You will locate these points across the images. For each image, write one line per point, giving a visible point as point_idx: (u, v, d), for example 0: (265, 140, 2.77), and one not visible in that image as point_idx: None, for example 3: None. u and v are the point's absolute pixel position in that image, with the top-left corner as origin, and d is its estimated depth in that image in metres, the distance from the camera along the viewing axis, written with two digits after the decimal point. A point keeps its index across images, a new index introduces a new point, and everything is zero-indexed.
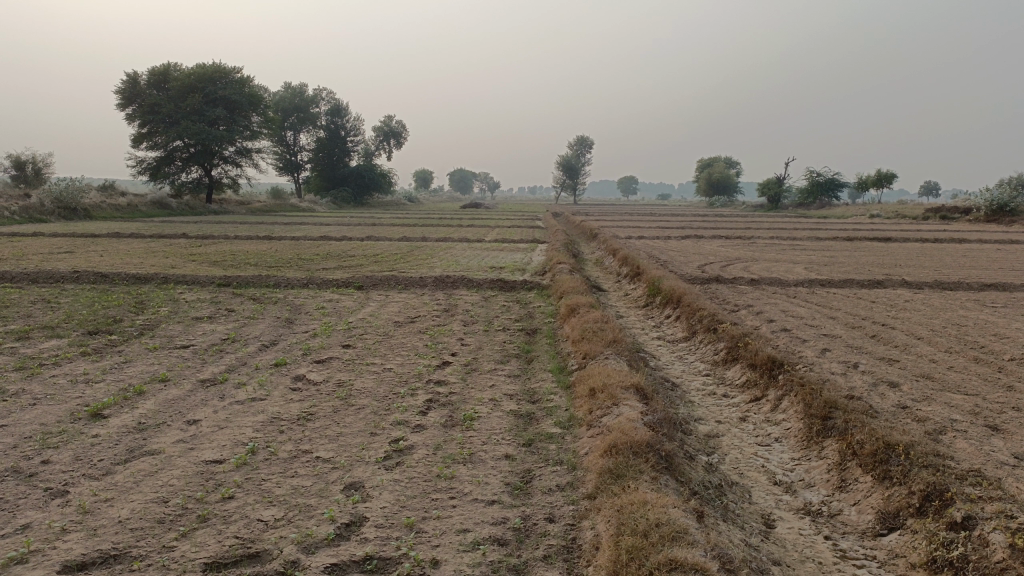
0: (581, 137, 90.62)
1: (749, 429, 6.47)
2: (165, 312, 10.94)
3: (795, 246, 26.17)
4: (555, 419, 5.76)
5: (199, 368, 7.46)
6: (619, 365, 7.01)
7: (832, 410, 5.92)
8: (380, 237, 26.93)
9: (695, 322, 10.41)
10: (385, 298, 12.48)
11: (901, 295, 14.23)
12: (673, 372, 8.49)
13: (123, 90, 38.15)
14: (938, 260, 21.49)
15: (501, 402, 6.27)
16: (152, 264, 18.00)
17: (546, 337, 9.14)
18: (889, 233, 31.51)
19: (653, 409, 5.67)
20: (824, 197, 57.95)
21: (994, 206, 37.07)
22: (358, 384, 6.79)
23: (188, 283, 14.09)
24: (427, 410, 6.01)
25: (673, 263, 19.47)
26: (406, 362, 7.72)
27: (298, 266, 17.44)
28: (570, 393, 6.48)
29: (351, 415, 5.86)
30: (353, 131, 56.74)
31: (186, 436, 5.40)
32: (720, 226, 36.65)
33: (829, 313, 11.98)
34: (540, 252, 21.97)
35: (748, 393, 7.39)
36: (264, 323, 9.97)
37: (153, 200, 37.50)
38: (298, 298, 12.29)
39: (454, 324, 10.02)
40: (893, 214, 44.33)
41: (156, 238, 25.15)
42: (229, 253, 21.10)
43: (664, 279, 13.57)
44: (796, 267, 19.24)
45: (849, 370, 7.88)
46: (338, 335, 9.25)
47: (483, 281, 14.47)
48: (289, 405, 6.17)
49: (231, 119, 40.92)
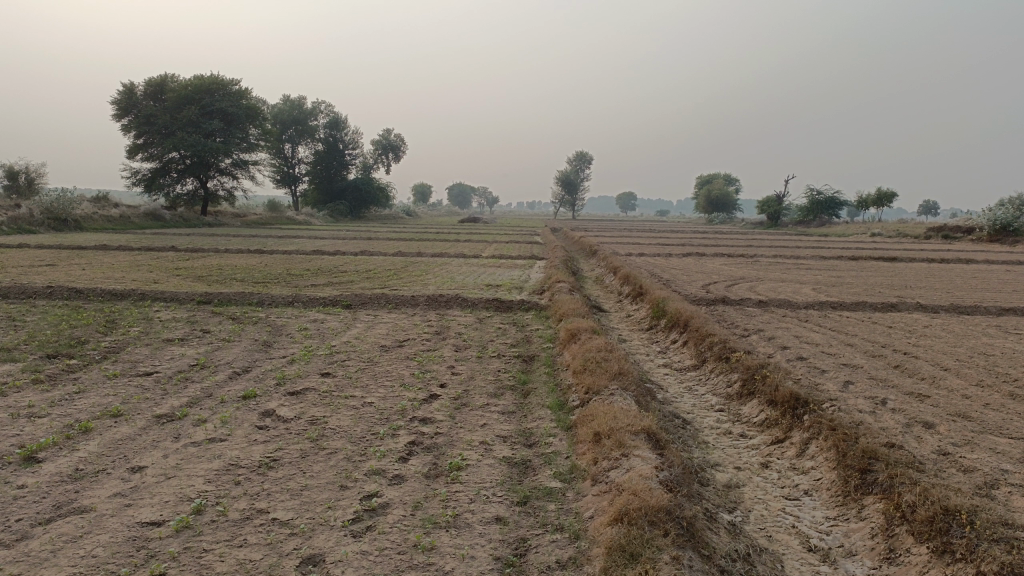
0: (581, 152, 90.71)
1: (773, 478, 5.74)
2: (136, 333, 10.18)
3: (799, 265, 25.50)
4: (554, 469, 5.01)
5: (158, 400, 6.71)
6: (626, 403, 6.28)
7: (871, 461, 5.19)
8: (375, 252, 26.25)
9: (704, 349, 9.70)
10: (373, 318, 11.73)
11: (918, 319, 13.51)
12: (683, 406, 7.74)
13: (119, 100, 37.60)
14: (948, 282, 20.78)
15: (493, 446, 5.52)
16: (133, 278, 17.20)
17: (544, 365, 8.41)
18: (894, 253, 30.79)
19: (668, 461, 4.91)
20: (825, 215, 57.32)
21: (998, 225, 36.46)
22: (332, 422, 6.04)
23: (166, 300, 13.34)
24: (408, 456, 5.26)
25: (677, 283, 18.78)
26: (389, 395, 6.95)
27: (287, 283, 16.71)
28: (571, 436, 5.72)
29: (321, 462, 5.11)
30: (351, 144, 56.13)
31: (125, 489, 4.65)
32: (721, 244, 35.94)
33: (846, 340, 11.25)
34: (538, 269, 21.26)
35: (768, 434, 6.66)
36: (240, 347, 9.21)
37: (147, 212, 36.76)
38: (280, 318, 11.52)
39: (445, 350, 9.26)
40: (894, 233, 43.69)
41: (145, 251, 24.41)
42: (216, 267, 20.32)
43: (670, 300, 12.84)
44: (804, 288, 18.52)
45: (879, 409, 7.13)
46: (317, 361, 8.51)
47: (478, 300, 13.73)
48: (251, 448, 5.40)
49: (228, 131, 40.24)
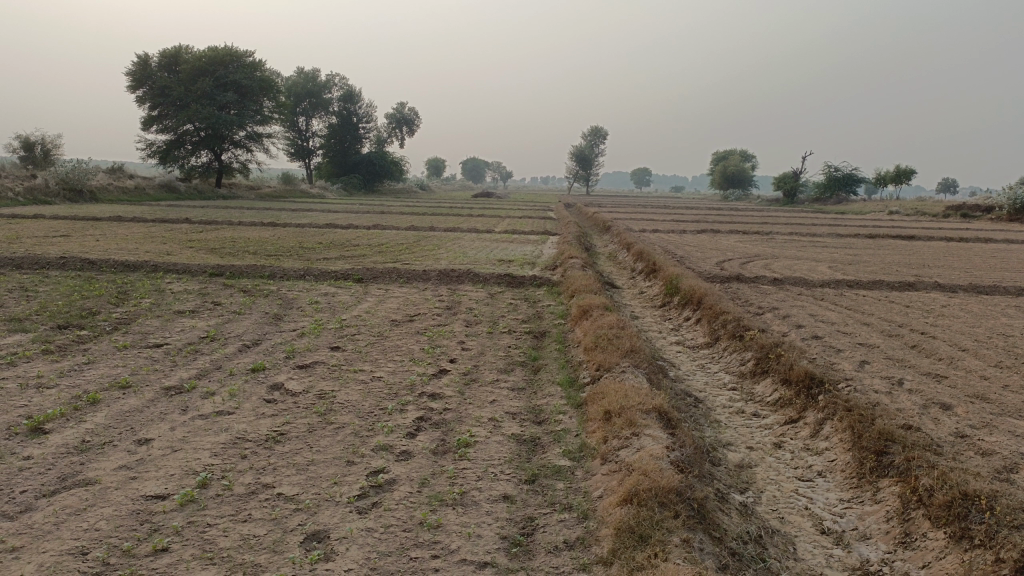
0: (596, 127, 89.92)
1: (786, 459, 5.66)
2: (147, 304, 10.16)
3: (815, 242, 25.21)
4: (563, 447, 4.94)
5: (167, 372, 6.69)
6: (637, 381, 6.19)
7: (888, 443, 5.08)
8: (388, 226, 26.19)
9: (718, 327, 9.58)
10: (384, 292, 11.67)
11: (936, 299, 13.32)
12: (695, 385, 7.65)
13: (134, 72, 37.48)
14: (967, 261, 20.49)
15: (502, 423, 5.45)
16: (146, 250, 17.21)
17: (555, 341, 8.33)
18: (912, 231, 30.39)
19: (679, 440, 4.83)
20: (842, 192, 56.65)
21: (1018, 205, 35.92)
22: (341, 397, 5.99)
23: (178, 272, 13.34)
24: (416, 432, 5.20)
25: (691, 259, 18.60)
26: (398, 370, 6.90)
27: (299, 256, 16.67)
28: (581, 414, 5.64)
29: (328, 437, 5.06)
30: (365, 117, 55.88)
31: (131, 461, 4.63)
32: (737, 221, 35.60)
33: (862, 319, 11.09)
34: (552, 244, 21.12)
35: (782, 414, 6.56)
36: (250, 320, 9.17)
37: (162, 183, 36.79)
38: (291, 291, 11.49)
39: (456, 325, 9.19)
40: (912, 212, 43.13)
41: (159, 223, 24.45)
42: (229, 239, 20.32)
43: (683, 277, 12.70)
44: (820, 266, 18.30)
45: (895, 390, 7.00)
46: (327, 334, 8.46)
47: (490, 275, 13.63)
48: (258, 422, 5.36)
49: (242, 103, 40.08)
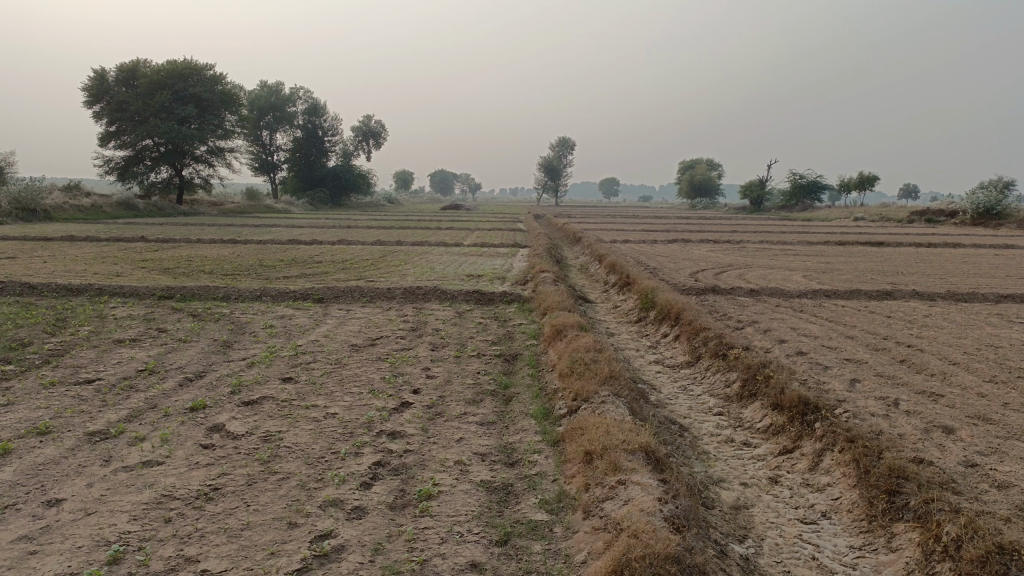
0: (563, 138, 89.64)
1: (785, 497, 5.12)
2: (85, 333, 9.38)
3: (787, 250, 24.94)
4: (539, 497, 4.34)
5: (94, 414, 5.97)
6: (619, 413, 5.61)
7: (901, 481, 4.57)
8: (353, 241, 25.43)
9: (698, 344, 9.09)
10: (344, 314, 10.98)
11: (916, 308, 12.96)
12: (678, 410, 7.09)
13: (90, 86, 36.27)
14: (940, 267, 20.32)
15: (470, 468, 4.83)
16: (95, 272, 16.29)
17: (527, 366, 7.74)
18: (881, 237, 30.27)
19: (672, 487, 4.25)
20: (807, 199, 56.93)
21: (981, 209, 36.20)
22: (288, 439, 5.33)
23: (125, 296, 12.51)
24: (371, 482, 4.57)
25: (664, 271, 18.18)
26: (355, 404, 6.24)
27: (257, 275, 15.89)
28: (559, 454, 5.05)
29: (269, 492, 4.40)
30: (331, 131, 55.04)
31: (34, 530, 3.93)
32: (706, 229, 35.51)
33: (846, 332, 10.65)
34: (522, 257, 20.57)
35: (775, 443, 6.03)
36: (196, 348, 8.46)
37: (120, 201, 35.58)
38: (245, 314, 10.76)
39: (421, 349, 8.56)
40: (877, 217, 43.36)
41: (114, 242, 23.43)
42: (185, 258, 19.43)
43: (659, 290, 12.20)
44: (794, 275, 17.96)
45: (894, 412, 6.52)
46: (280, 363, 7.79)
47: (458, 292, 13.01)
48: (190, 474, 4.68)
49: (202, 117, 39.05)
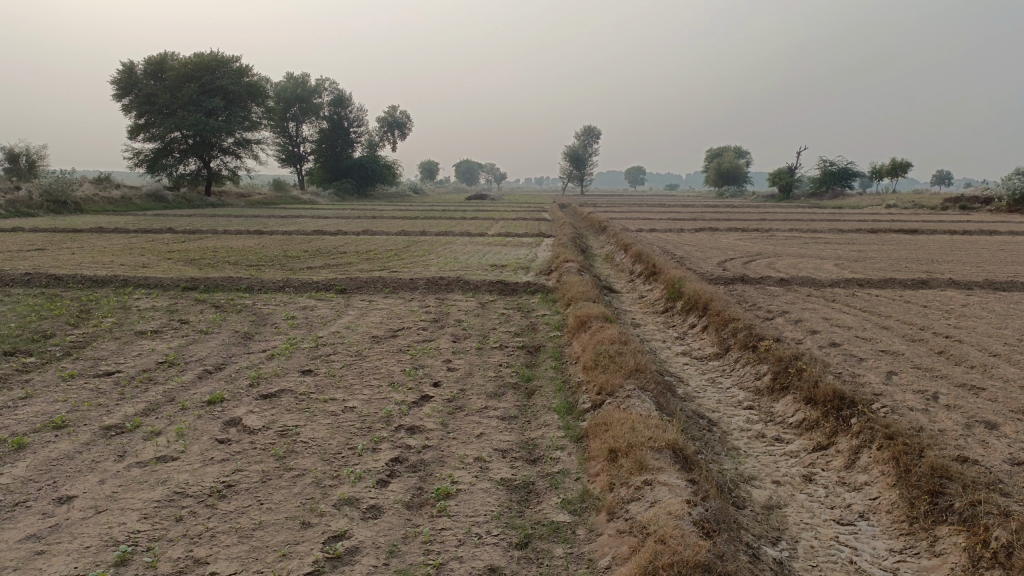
0: (589, 126, 89.06)
1: (819, 496, 4.90)
2: (107, 325, 9.35)
3: (817, 239, 24.48)
4: (562, 496, 4.17)
5: (111, 408, 5.89)
6: (645, 408, 5.41)
7: (944, 482, 4.32)
8: (377, 231, 25.36)
9: (727, 335, 8.84)
10: (367, 305, 10.88)
11: (953, 298, 12.55)
12: (706, 404, 6.87)
13: (120, 79, 36.53)
14: (976, 255, 19.77)
15: (490, 465, 4.67)
16: (121, 263, 16.35)
17: (551, 358, 7.57)
18: (915, 225, 29.60)
19: (700, 487, 4.05)
20: (837, 186, 55.96)
21: (1017, 195, 35.25)
22: (305, 434, 5.21)
23: (149, 287, 12.52)
24: (388, 479, 4.43)
25: (691, 260, 17.88)
26: (375, 398, 6.10)
27: (281, 266, 15.87)
28: (582, 450, 4.88)
29: (282, 489, 4.27)
30: (356, 122, 55.09)
31: (43, 529, 3.84)
32: (734, 218, 34.97)
33: (880, 322, 10.33)
34: (546, 247, 20.38)
35: (808, 439, 5.80)
36: (217, 340, 8.39)
37: (149, 193, 35.87)
38: (267, 305, 10.70)
39: (442, 340, 8.42)
40: (909, 204, 42.51)
41: (141, 234, 23.57)
42: (211, 249, 19.46)
43: (686, 280, 11.95)
44: (825, 264, 17.57)
45: (932, 407, 6.24)
46: (300, 355, 7.69)
47: (481, 283, 12.85)
48: (204, 471, 4.58)
49: (230, 109, 39.20)
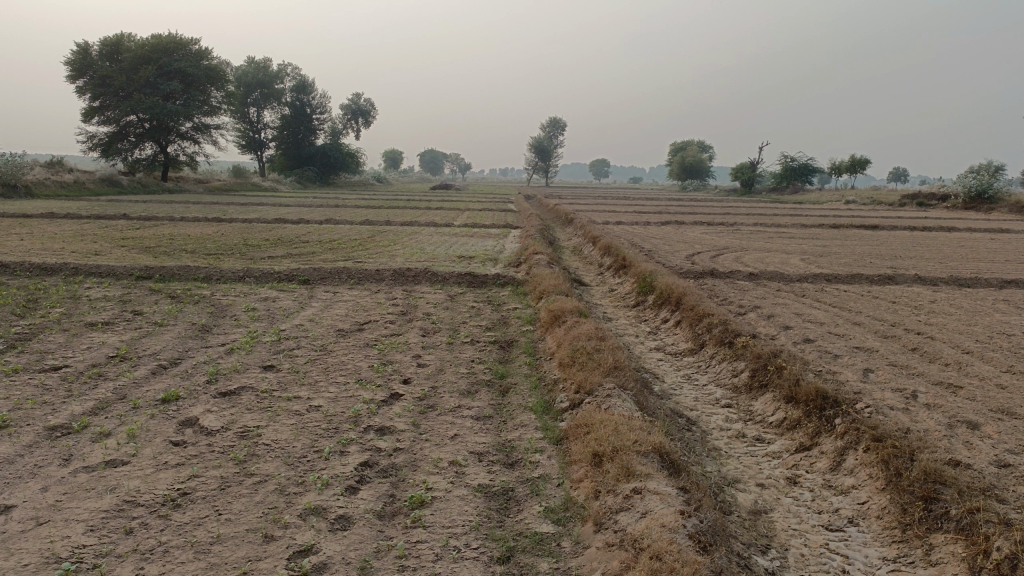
0: (555, 118, 88.87)
1: (806, 500, 4.73)
2: (56, 316, 8.88)
3: (781, 233, 24.60)
4: (544, 504, 3.93)
5: (56, 406, 5.49)
6: (625, 409, 5.19)
7: (938, 489, 4.18)
8: (341, 220, 24.89)
9: (701, 330, 8.69)
10: (331, 296, 10.52)
11: (920, 294, 12.60)
12: (684, 401, 6.69)
13: (73, 60, 35.26)
14: (937, 251, 19.99)
15: (466, 469, 4.40)
16: (73, 250, 15.68)
17: (524, 354, 7.32)
18: (876, 221, 29.96)
19: (690, 496, 3.84)
20: (798, 182, 56.59)
21: (973, 193, 35.92)
22: (267, 436, 4.88)
23: (102, 276, 11.98)
24: (357, 486, 4.14)
25: (660, 253, 17.78)
26: (341, 396, 5.79)
27: (241, 255, 15.37)
28: (562, 453, 4.64)
29: (243, 498, 3.96)
30: (319, 108, 54.16)
31: None
32: (699, 211, 35.02)
33: (852, 318, 10.27)
34: (513, 238, 20.13)
35: (791, 440, 5.65)
36: (173, 333, 7.99)
37: (103, 177, 34.79)
38: (226, 296, 10.27)
39: (411, 334, 8.13)
40: (869, 200, 43.09)
41: (95, 220, 22.77)
42: (167, 237, 18.84)
43: (658, 273, 11.80)
44: (792, 258, 17.59)
45: (914, 406, 6.13)
46: (262, 349, 7.34)
47: (449, 274, 12.55)
48: (157, 477, 4.24)
49: (188, 94, 38.15)
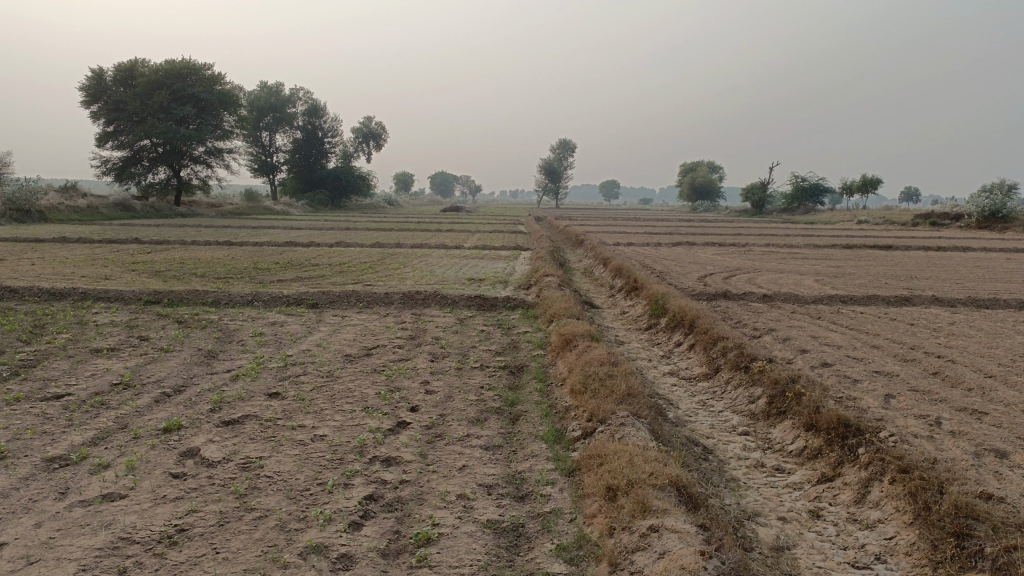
0: (565, 140, 89.11)
1: (830, 535, 4.53)
2: (62, 342, 8.78)
3: (794, 254, 24.37)
4: (556, 542, 3.75)
5: (56, 436, 5.37)
6: (639, 439, 5.02)
7: (970, 525, 3.97)
8: (351, 243, 24.85)
9: (716, 354, 8.50)
10: (340, 321, 10.39)
11: (937, 315, 12.35)
12: (700, 429, 6.50)
13: (88, 86, 35.66)
14: (953, 271, 19.70)
15: (475, 503, 4.23)
16: (83, 275, 15.66)
17: (535, 380, 7.15)
18: (890, 241, 29.67)
19: (710, 533, 3.66)
20: (809, 202, 56.33)
21: (986, 212, 35.58)
22: (270, 467, 4.73)
23: (110, 301, 11.91)
24: (361, 522, 3.97)
25: (671, 275, 17.60)
26: (347, 425, 5.64)
27: (250, 278, 15.30)
28: (575, 486, 4.47)
29: (242, 535, 3.80)
30: (331, 132, 54.49)
31: None
32: (710, 232, 34.81)
33: (871, 341, 10.05)
34: (524, 260, 20.00)
35: (812, 470, 5.44)
36: (179, 359, 7.87)
37: (117, 201, 35.01)
38: (233, 321, 10.17)
39: (420, 359, 7.98)
40: (881, 220, 42.78)
41: (106, 244, 22.82)
42: (177, 261, 18.81)
43: (670, 295, 11.62)
44: (806, 280, 17.36)
45: (939, 434, 5.91)
46: (267, 376, 7.21)
47: (459, 297, 12.41)
48: (155, 512, 4.10)
49: (201, 118, 38.46)
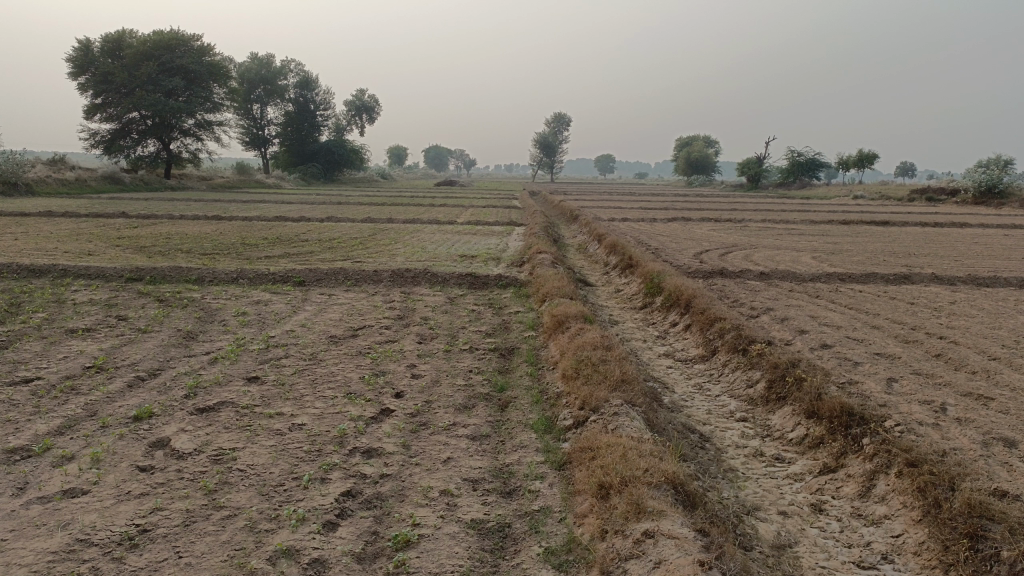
0: (560, 114, 88.45)
1: (834, 531, 4.30)
2: (37, 321, 8.47)
3: (790, 230, 24.11)
4: (544, 546, 3.51)
5: (20, 425, 5.08)
6: (634, 429, 4.77)
7: (985, 526, 3.74)
8: (343, 218, 24.47)
9: (713, 336, 8.24)
10: (326, 299, 10.09)
11: (937, 294, 12.12)
12: (696, 415, 6.26)
13: (75, 57, 34.96)
14: (951, 248, 19.47)
15: (459, 500, 3.98)
16: (66, 250, 15.29)
17: (526, 363, 6.89)
18: (886, 216, 29.38)
19: (710, 536, 3.42)
20: (805, 177, 55.96)
21: (983, 187, 35.32)
22: (243, 460, 4.47)
23: (92, 278, 11.58)
24: (337, 522, 3.72)
25: (667, 251, 17.32)
26: (327, 413, 5.38)
27: (237, 255, 14.97)
28: (566, 481, 4.23)
29: (209, 537, 3.54)
30: (323, 105, 53.76)
31: None
32: (706, 207, 34.45)
33: (870, 321, 9.81)
34: (517, 236, 19.70)
35: (814, 460, 5.21)
36: (157, 340, 7.58)
37: (105, 174, 34.47)
38: (216, 300, 9.87)
39: (407, 341, 7.72)
40: (877, 195, 42.50)
41: (93, 218, 22.38)
42: (164, 236, 18.43)
43: (666, 273, 11.35)
44: (802, 257, 17.10)
45: (945, 421, 5.68)
46: (247, 358, 6.93)
47: (450, 275, 12.12)
48: (117, 510, 3.84)
49: (190, 90, 37.80)
